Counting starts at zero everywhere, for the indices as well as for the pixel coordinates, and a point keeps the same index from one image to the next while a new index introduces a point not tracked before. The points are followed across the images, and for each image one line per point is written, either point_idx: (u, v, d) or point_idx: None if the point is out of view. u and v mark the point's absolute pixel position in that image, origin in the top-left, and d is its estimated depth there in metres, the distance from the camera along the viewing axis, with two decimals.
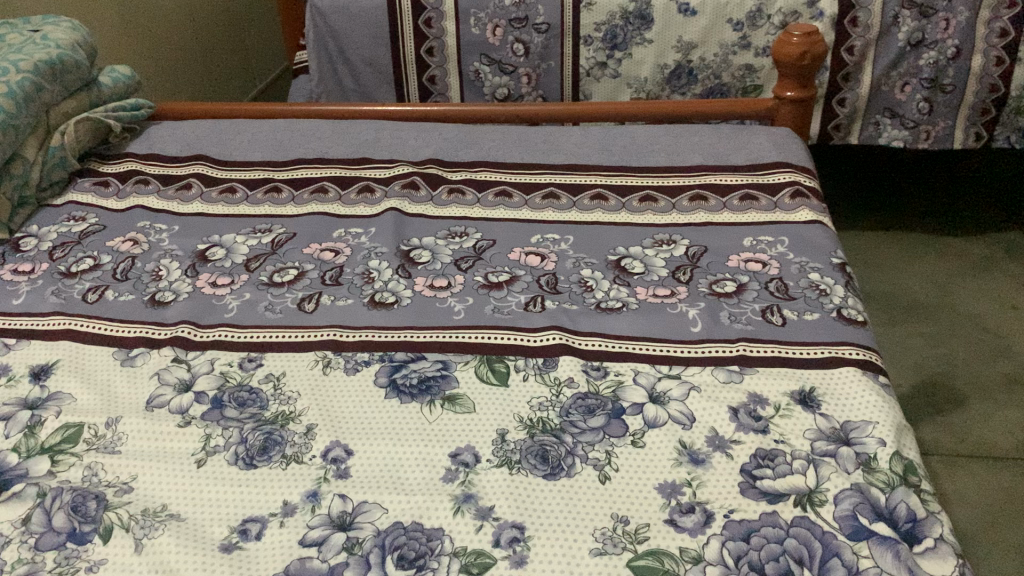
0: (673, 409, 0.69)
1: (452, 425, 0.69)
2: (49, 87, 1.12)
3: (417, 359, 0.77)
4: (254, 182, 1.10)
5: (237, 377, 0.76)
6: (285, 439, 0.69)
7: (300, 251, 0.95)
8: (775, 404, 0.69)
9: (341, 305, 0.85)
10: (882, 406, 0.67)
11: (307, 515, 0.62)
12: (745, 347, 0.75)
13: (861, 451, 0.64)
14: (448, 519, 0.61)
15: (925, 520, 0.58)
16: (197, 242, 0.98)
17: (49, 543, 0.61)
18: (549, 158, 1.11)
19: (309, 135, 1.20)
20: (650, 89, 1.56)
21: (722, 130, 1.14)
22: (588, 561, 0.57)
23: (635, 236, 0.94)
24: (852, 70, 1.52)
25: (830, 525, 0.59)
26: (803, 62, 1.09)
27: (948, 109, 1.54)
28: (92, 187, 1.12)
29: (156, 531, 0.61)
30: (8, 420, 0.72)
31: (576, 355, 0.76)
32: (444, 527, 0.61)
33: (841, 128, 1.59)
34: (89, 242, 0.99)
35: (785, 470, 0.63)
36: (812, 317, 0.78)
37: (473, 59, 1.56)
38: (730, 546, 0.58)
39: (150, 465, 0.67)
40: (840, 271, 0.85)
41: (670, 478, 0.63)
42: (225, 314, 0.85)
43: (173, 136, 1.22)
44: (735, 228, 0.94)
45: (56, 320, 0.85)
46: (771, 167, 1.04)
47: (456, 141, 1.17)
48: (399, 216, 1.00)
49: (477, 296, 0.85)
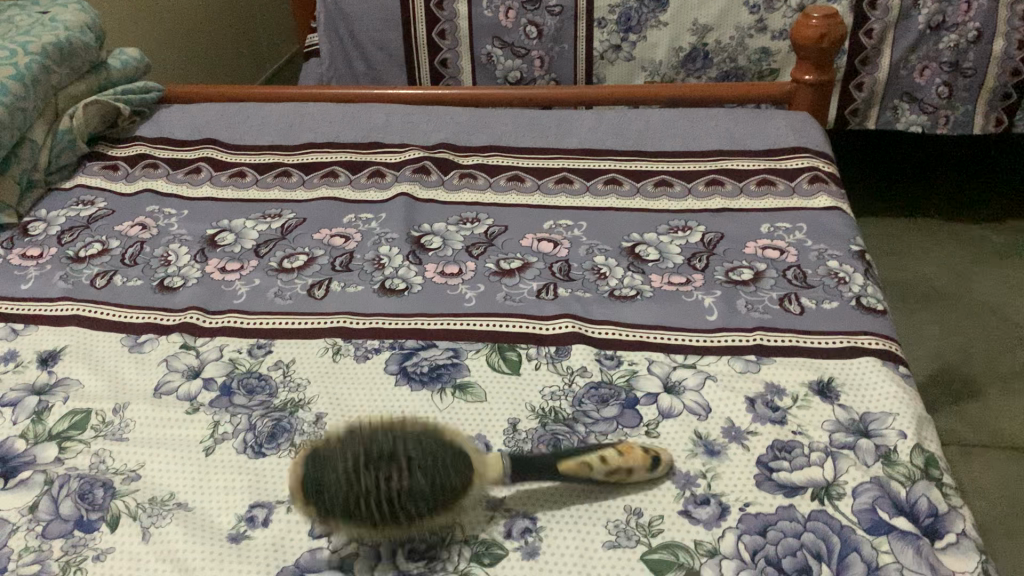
0: (688, 399, 0.68)
1: (463, 412, 0.68)
2: (56, 69, 1.11)
3: (427, 348, 0.76)
4: (264, 167, 1.09)
5: (246, 364, 0.75)
6: (294, 427, 0.68)
7: (310, 236, 0.94)
8: (792, 394, 0.67)
9: (351, 292, 0.84)
10: (902, 397, 0.66)
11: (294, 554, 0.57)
12: (762, 336, 0.74)
13: (881, 443, 0.62)
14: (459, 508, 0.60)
15: (946, 515, 0.57)
16: (206, 226, 0.97)
17: (57, 531, 0.60)
18: (562, 142, 1.09)
19: (319, 118, 1.18)
20: (664, 73, 1.54)
21: (739, 113, 1.12)
22: (601, 554, 0.56)
23: (650, 222, 0.92)
24: (870, 54, 1.50)
25: (849, 519, 0.57)
26: (822, 45, 1.07)
27: (968, 94, 1.52)
28: (101, 171, 1.11)
29: (163, 520, 0.61)
30: (15, 405, 0.72)
31: (589, 344, 0.75)
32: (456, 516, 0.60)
33: (858, 113, 1.57)
34: (98, 226, 0.99)
35: (802, 462, 0.61)
36: (831, 306, 0.77)
37: (485, 42, 1.54)
38: (747, 539, 0.56)
39: (158, 452, 0.66)
40: (859, 258, 0.83)
41: (684, 469, 0.62)
42: (233, 300, 0.84)
43: (182, 119, 1.21)
44: (752, 214, 0.92)
45: (64, 306, 0.84)
46: (788, 153, 1.02)
47: (467, 125, 1.15)
48: (410, 201, 0.99)
49: (489, 283, 0.84)
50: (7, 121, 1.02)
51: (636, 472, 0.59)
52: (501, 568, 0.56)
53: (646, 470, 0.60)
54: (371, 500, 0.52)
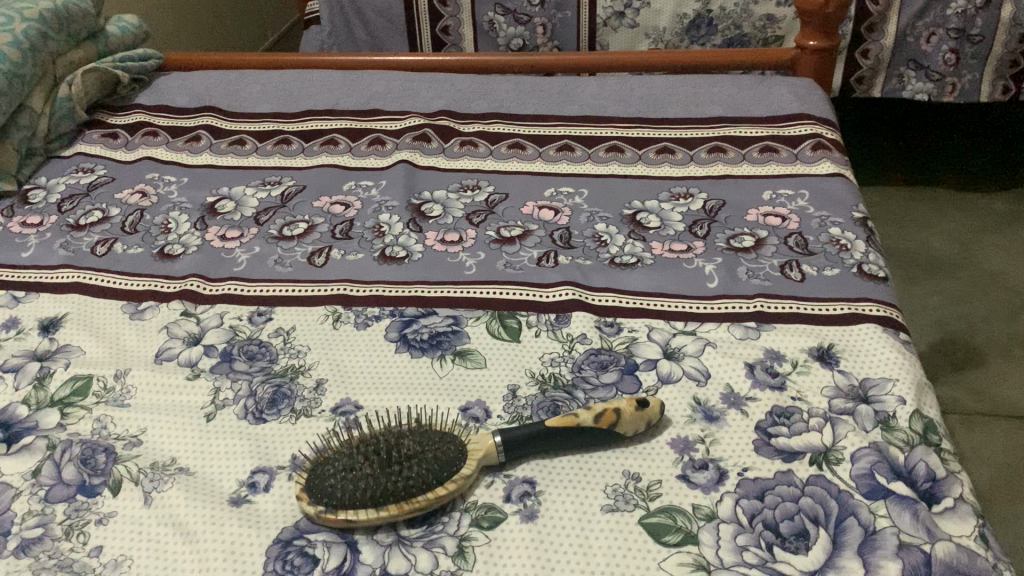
0: (688, 365, 0.68)
1: (463, 377, 0.68)
2: (54, 36, 1.10)
3: (427, 315, 0.76)
4: (264, 134, 1.08)
5: (246, 331, 0.75)
6: (294, 393, 0.68)
7: (310, 204, 0.94)
8: (792, 361, 0.67)
9: (351, 260, 0.84)
10: (902, 363, 0.66)
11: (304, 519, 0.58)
12: (762, 303, 0.74)
13: (880, 409, 0.62)
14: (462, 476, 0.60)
15: (944, 480, 0.57)
16: (206, 194, 0.97)
17: (60, 495, 0.61)
18: (564, 109, 1.09)
19: (319, 86, 1.18)
20: (668, 40, 1.52)
21: (743, 80, 1.11)
22: (599, 518, 0.56)
23: (652, 190, 0.92)
24: (877, 20, 1.48)
25: (846, 483, 0.57)
26: (827, 10, 1.05)
27: (976, 60, 1.50)
28: (101, 139, 1.11)
29: (165, 485, 0.61)
30: (17, 371, 0.72)
31: (589, 311, 0.75)
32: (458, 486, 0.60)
33: (863, 81, 1.56)
34: (98, 194, 0.98)
35: (800, 428, 0.61)
36: (832, 273, 0.76)
37: (486, 8, 1.53)
38: (745, 504, 0.57)
39: (159, 418, 0.67)
40: (861, 225, 0.83)
41: (683, 434, 0.62)
42: (233, 268, 0.84)
43: (182, 87, 1.21)
44: (754, 181, 0.91)
45: (64, 273, 0.85)
46: (792, 119, 1.01)
47: (468, 93, 1.14)
48: (410, 168, 0.99)
49: (489, 251, 0.84)
50: (5, 89, 1.01)
51: (624, 413, 0.60)
52: (500, 531, 0.56)
53: (637, 414, 0.60)
54: (384, 485, 0.55)
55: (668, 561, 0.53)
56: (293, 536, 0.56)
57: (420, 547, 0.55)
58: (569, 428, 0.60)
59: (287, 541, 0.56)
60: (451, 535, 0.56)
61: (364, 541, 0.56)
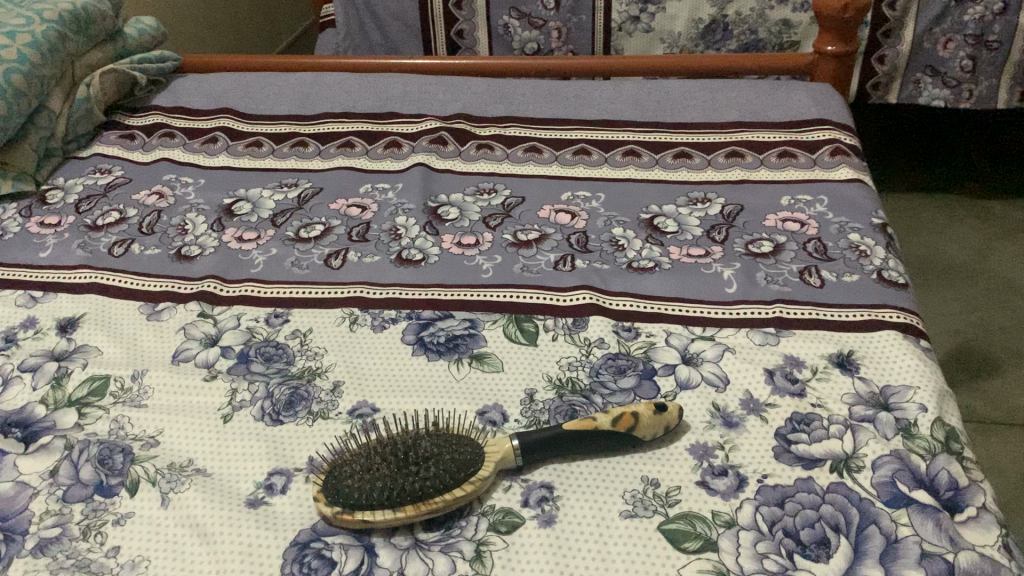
0: (707, 370, 0.67)
1: (480, 381, 0.68)
2: (73, 37, 1.11)
3: (444, 318, 0.76)
4: (280, 136, 1.08)
5: (263, 332, 0.75)
6: (311, 395, 0.68)
7: (327, 207, 0.94)
8: (812, 367, 0.67)
9: (368, 262, 0.84)
10: (925, 371, 0.65)
11: (322, 525, 0.57)
12: (782, 309, 0.73)
13: (901, 417, 0.61)
14: (490, 492, 0.59)
15: (967, 488, 0.56)
16: (223, 196, 0.97)
17: (77, 495, 0.61)
18: (580, 113, 1.08)
19: (336, 89, 1.18)
20: (684, 45, 1.52)
21: (761, 85, 1.10)
22: (618, 524, 0.56)
23: (669, 193, 0.92)
24: (893, 26, 1.48)
25: (867, 492, 0.57)
26: (845, 15, 1.05)
27: (992, 67, 1.49)
28: (118, 140, 1.11)
29: (182, 485, 0.61)
30: (35, 371, 0.72)
31: (607, 316, 0.74)
32: (486, 498, 0.59)
33: (879, 87, 1.56)
34: (115, 195, 0.99)
35: (821, 435, 0.61)
36: (852, 279, 0.76)
37: (502, 12, 1.53)
38: (765, 511, 0.56)
39: (177, 420, 0.67)
40: (881, 232, 0.82)
41: (703, 441, 0.62)
42: (250, 269, 0.84)
43: (199, 89, 1.21)
44: (772, 186, 0.91)
45: (82, 274, 0.85)
46: (810, 124, 1.01)
47: (484, 96, 1.14)
48: (426, 171, 0.99)
49: (506, 254, 0.84)
50: (23, 89, 1.02)
51: (642, 417, 0.60)
52: (518, 535, 0.56)
53: (656, 418, 0.60)
54: (399, 485, 0.55)
55: (687, 569, 0.53)
56: (310, 539, 0.56)
57: (438, 551, 0.55)
58: (586, 430, 0.59)
59: (304, 544, 0.56)
60: (468, 539, 0.56)
61: (381, 544, 0.56)
